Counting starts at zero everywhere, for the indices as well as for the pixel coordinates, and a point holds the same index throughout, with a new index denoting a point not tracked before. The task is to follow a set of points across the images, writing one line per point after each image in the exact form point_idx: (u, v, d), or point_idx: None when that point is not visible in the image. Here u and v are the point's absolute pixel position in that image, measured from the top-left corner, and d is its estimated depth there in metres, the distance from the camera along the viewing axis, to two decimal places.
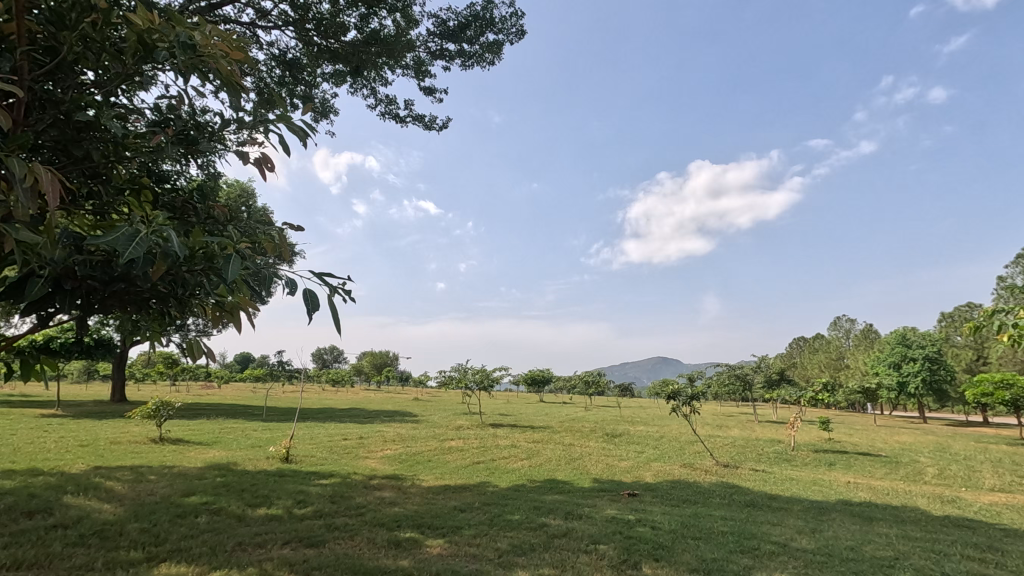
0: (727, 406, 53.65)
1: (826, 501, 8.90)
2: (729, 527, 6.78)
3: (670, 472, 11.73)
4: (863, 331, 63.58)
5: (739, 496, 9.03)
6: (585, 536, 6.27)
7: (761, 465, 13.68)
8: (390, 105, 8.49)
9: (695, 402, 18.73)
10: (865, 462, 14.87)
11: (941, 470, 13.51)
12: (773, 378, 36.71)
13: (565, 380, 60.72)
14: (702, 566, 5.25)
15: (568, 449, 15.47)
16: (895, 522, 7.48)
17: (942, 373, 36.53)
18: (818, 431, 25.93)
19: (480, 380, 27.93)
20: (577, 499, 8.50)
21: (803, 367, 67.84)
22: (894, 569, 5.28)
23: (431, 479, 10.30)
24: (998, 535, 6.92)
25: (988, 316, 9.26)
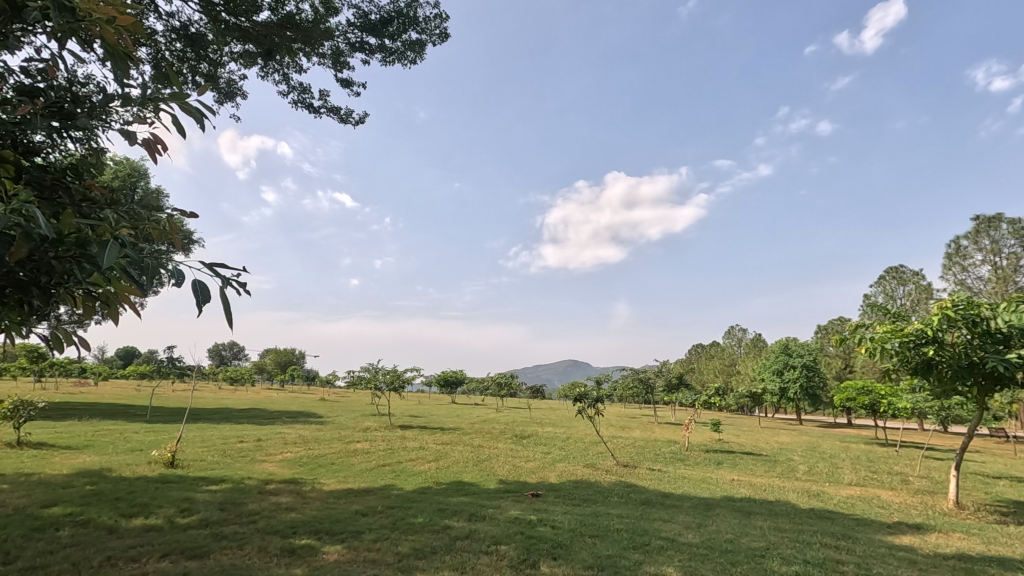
0: (631, 408, 56.15)
1: (712, 498, 9.60)
2: (624, 524, 7.12)
3: (574, 472, 12.09)
4: (753, 339, 69.21)
5: (635, 495, 9.50)
6: (487, 537, 6.33)
7: (657, 465, 14.47)
8: (304, 94, 8.13)
9: (600, 404, 19.49)
10: (748, 461, 16.17)
11: (810, 467, 15.03)
12: (673, 382, 38.89)
13: (478, 381, 60.80)
14: (597, 562, 5.48)
15: (476, 451, 15.52)
16: (769, 516, 8.23)
17: (817, 379, 40.58)
18: (709, 433, 27.88)
19: (391, 381, 27.28)
20: (482, 500, 8.58)
21: (700, 372, 72.76)
22: (764, 558, 5.81)
23: (333, 483, 9.94)
24: (851, 524, 7.83)
25: (853, 329, 10.62)
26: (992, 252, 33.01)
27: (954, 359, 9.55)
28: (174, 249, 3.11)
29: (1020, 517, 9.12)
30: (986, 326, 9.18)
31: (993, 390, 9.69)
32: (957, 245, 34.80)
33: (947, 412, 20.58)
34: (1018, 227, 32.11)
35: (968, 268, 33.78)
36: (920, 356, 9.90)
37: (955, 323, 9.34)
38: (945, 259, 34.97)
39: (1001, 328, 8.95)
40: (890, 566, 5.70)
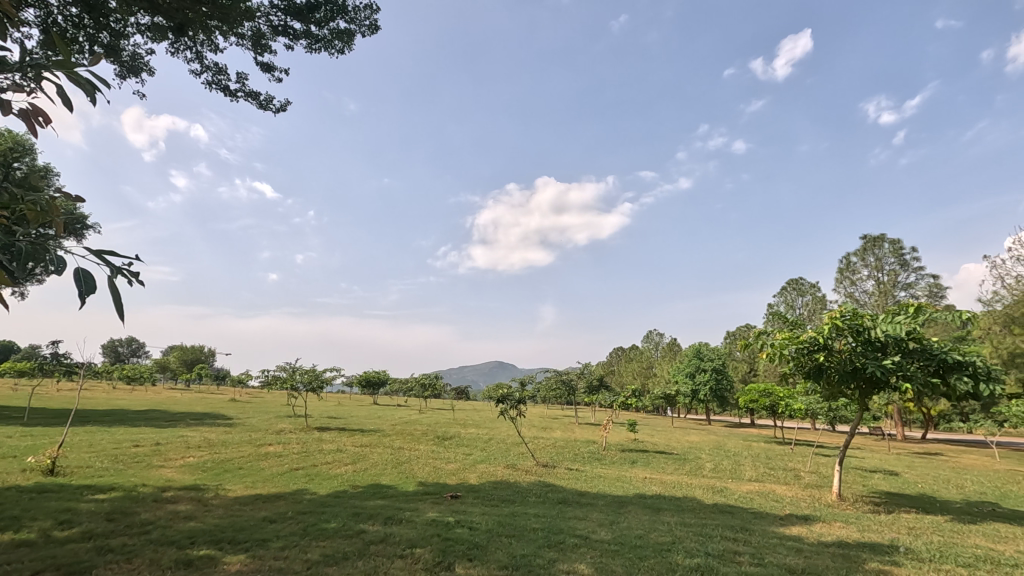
0: (553, 409, 57.18)
1: (625, 495, 9.98)
2: (541, 523, 7.24)
3: (494, 473, 12.16)
4: (669, 344, 72.78)
5: (553, 494, 9.71)
6: (403, 540, 6.23)
7: (575, 464, 14.86)
8: (219, 75, 7.65)
9: (523, 405, 19.72)
10: (660, 460, 16.97)
11: (716, 465, 16.00)
12: (593, 384, 40.05)
13: (402, 381, 59.66)
14: (511, 561, 5.54)
15: (397, 453, 15.23)
16: (676, 511, 8.67)
17: (725, 382, 43.30)
18: (626, 433, 28.98)
19: (309, 381, 26.17)
20: (399, 503, 8.42)
21: (620, 374, 75.55)
22: (669, 552, 6.11)
23: (240, 489, 9.38)
24: (749, 517, 8.43)
25: (756, 336, 11.49)
26: (875, 269, 36.69)
27: (841, 364, 10.51)
28: (56, 233, 2.83)
29: (891, 506, 10.18)
30: (867, 334, 10.20)
31: (871, 392, 10.76)
32: (848, 261, 38.35)
33: (834, 413, 22.62)
34: (898, 247, 35.91)
35: (856, 282, 37.34)
36: (813, 361, 10.82)
37: (842, 332, 10.30)
38: (837, 273, 38.45)
39: (879, 336, 9.97)
40: (780, 554, 6.17)
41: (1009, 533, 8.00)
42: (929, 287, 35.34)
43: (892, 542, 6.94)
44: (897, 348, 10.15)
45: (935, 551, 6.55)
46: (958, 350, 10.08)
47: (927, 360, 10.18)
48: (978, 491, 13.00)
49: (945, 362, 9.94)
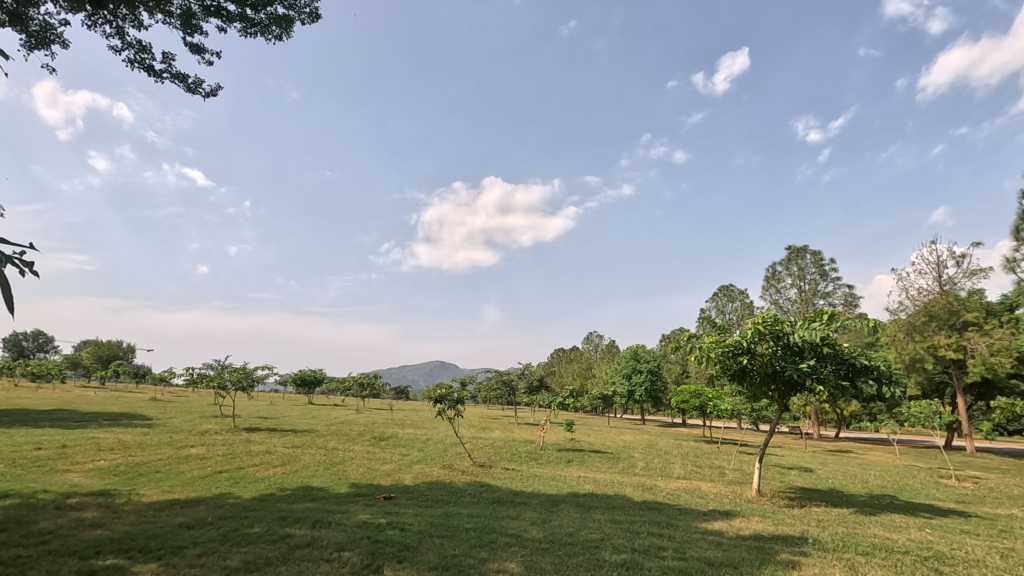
0: (493, 409, 57.22)
1: (559, 494, 10.15)
2: (473, 523, 7.25)
3: (430, 474, 12.04)
4: (608, 345, 74.56)
5: (488, 494, 9.74)
6: (330, 544, 6.07)
7: (512, 464, 14.97)
8: (143, 53, 7.18)
9: (461, 405, 19.64)
10: (595, 459, 17.37)
11: (647, 463, 16.55)
12: (534, 384, 40.36)
13: (338, 380, 57.99)
14: (441, 562, 5.51)
15: (329, 454, 14.79)
16: (606, 509, 8.91)
17: (659, 383, 44.88)
18: (563, 432, 29.43)
19: (238, 380, 24.99)
20: (330, 506, 8.18)
21: (560, 375, 76.72)
22: (597, 549, 6.28)
23: (156, 494, 8.83)
24: (674, 514, 8.78)
25: (687, 338, 12.01)
26: (798, 278, 39.14)
27: (763, 367, 11.10)
28: None
29: (804, 501, 10.86)
30: (786, 339, 10.85)
31: (789, 393, 11.45)
32: (774, 270, 40.65)
33: (757, 413, 23.91)
34: (818, 258, 38.44)
35: (781, 290, 39.66)
36: (737, 363, 11.39)
37: (764, 336, 10.90)
38: (764, 281, 40.70)
39: (797, 341, 10.66)
40: (701, 548, 6.45)
41: (903, 523, 8.74)
42: (844, 296, 38.07)
43: (802, 534, 7.44)
44: (812, 353, 10.85)
45: (838, 541, 7.08)
46: (865, 355, 10.92)
47: (838, 364, 10.96)
48: (880, 485, 14.12)
49: (854, 366, 10.76)
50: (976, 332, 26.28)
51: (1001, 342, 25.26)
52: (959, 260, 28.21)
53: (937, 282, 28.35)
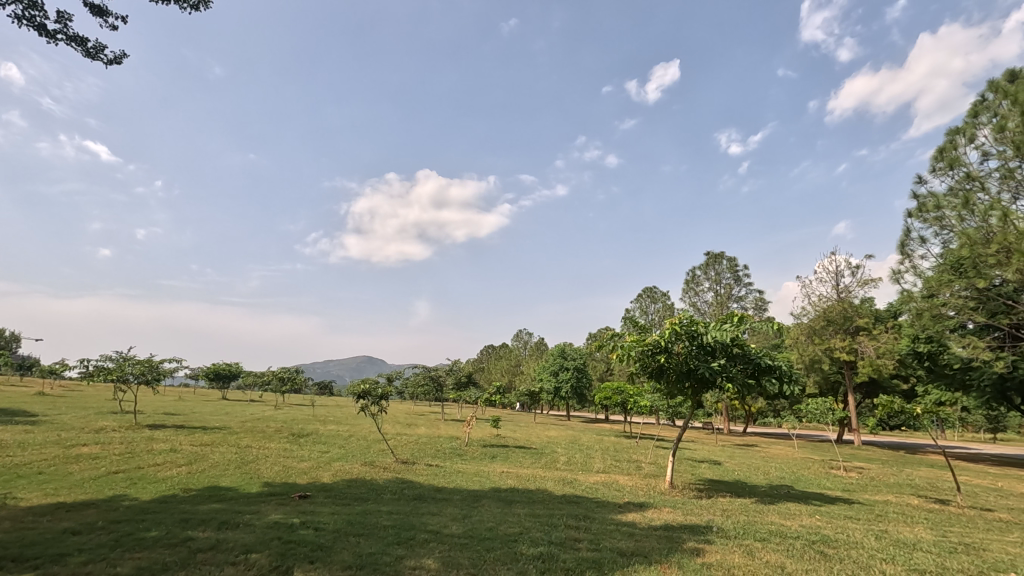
0: (420, 406, 56.43)
1: (481, 490, 10.18)
2: (393, 521, 7.14)
3: (349, 471, 11.76)
4: (536, 343, 75.56)
5: (409, 491, 9.62)
6: (236, 546, 5.77)
7: (436, 460, 14.90)
8: (32, 9, 6.47)
9: (386, 400, 19.22)
10: (519, 454, 17.60)
11: (569, 458, 17.00)
12: (462, 380, 40.28)
13: (257, 374, 55.11)
14: (355, 561, 5.38)
15: (243, 452, 14.07)
16: (527, 503, 9.06)
17: (584, 380, 46.10)
18: (489, 428, 29.60)
19: (142, 373, 23.19)
20: (239, 507, 7.76)
21: (488, 372, 77.02)
22: (515, 542, 6.38)
23: (39, 497, 8.03)
24: (592, 506, 9.08)
25: (609, 337, 12.37)
26: (715, 282, 41.45)
27: (678, 365, 11.70)
28: None
29: (711, 492, 11.58)
30: (699, 339, 11.48)
31: (701, 391, 12.11)
32: (694, 274, 42.82)
33: (673, 409, 25.14)
34: (733, 264, 40.89)
35: (699, 293, 41.85)
36: (655, 362, 11.94)
37: (680, 336, 11.47)
38: (684, 284, 42.79)
39: (709, 341, 11.31)
40: (615, 539, 6.71)
41: (796, 510, 9.50)
42: (755, 301, 40.76)
43: (707, 523, 7.90)
44: (723, 353, 11.54)
45: (739, 529, 7.59)
46: (769, 355, 11.77)
47: (746, 363, 11.72)
48: (779, 476, 15.28)
49: (759, 366, 11.56)
50: (866, 336, 28.98)
51: (885, 346, 28.03)
52: (854, 271, 30.99)
53: (835, 290, 30.91)
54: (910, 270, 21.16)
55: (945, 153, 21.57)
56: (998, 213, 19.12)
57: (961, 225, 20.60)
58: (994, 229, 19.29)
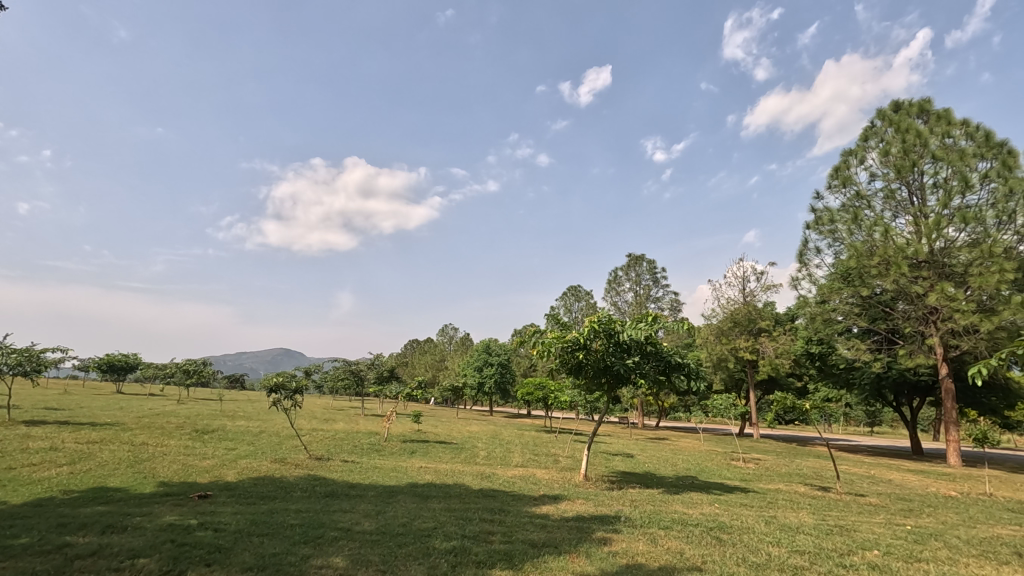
0: (339, 400, 54.63)
1: (398, 485, 10.03)
2: (301, 519, 6.88)
3: (258, 468, 11.20)
4: (462, 338, 75.29)
5: (321, 488, 9.31)
6: (122, 551, 5.33)
7: (352, 456, 14.50)
8: None
9: (300, 394, 18.44)
10: (438, 449, 17.49)
11: (488, 453, 17.10)
12: (384, 374, 39.29)
13: (157, 366, 51.02)
14: (257, 562, 5.14)
15: (136, 449, 12.97)
16: (443, 498, 9.03)
17: (507, 375, 46.54)
18: (410, 423, 29.15)
19: (18, 363, 20.77)
20: (128, 508, 7.17)
21: (412, 366, 75.90)
22: (429, 537, 6.35)
23: None
24: (508, 500, 9.19)
25: (530, 334, 12.55)
26: (635, 283, 43.16)
27: (596, 362, 12.10)
28: None
29: (622, 483, 12.11)
30: (616, 337, 11.91)
31: (617, 386, 12.58)
32: (616, 274, 44.38)
33: (592, 404, 25.96)
34: (653, 266, 42.75)
35: (620, 292, 43.47)
36: (574, 358, 12.27)
37: (598, 334, 11.88)
38: (606, 284, 44.22)
39: (625, 338, 11.75)
40: (527, 531, 6.84)
41: (698, 499, 10.14)
42: (671, 302, 42.88)
43: (616, 513, 8.24)
44: (638, 351, 12.03)
45: (645, 518, 7.98)
46: (679, 354, 12.40)
47: (658, 361, 12.29)
48: (685, 468, 16.22)
49: (670, 363, 12.19)
50: (767, 337, 31.31)
51: (783, 346, 30.43)
52: (758, 277, 33.34)
53: (741, 294, 33.10)
54: (806, 277, 23.14)
55: (839, 172, 23.68)
56: (881, 228, 21.32)
57: (851, 238, 22.74)
58: (877, 242, 21.48)
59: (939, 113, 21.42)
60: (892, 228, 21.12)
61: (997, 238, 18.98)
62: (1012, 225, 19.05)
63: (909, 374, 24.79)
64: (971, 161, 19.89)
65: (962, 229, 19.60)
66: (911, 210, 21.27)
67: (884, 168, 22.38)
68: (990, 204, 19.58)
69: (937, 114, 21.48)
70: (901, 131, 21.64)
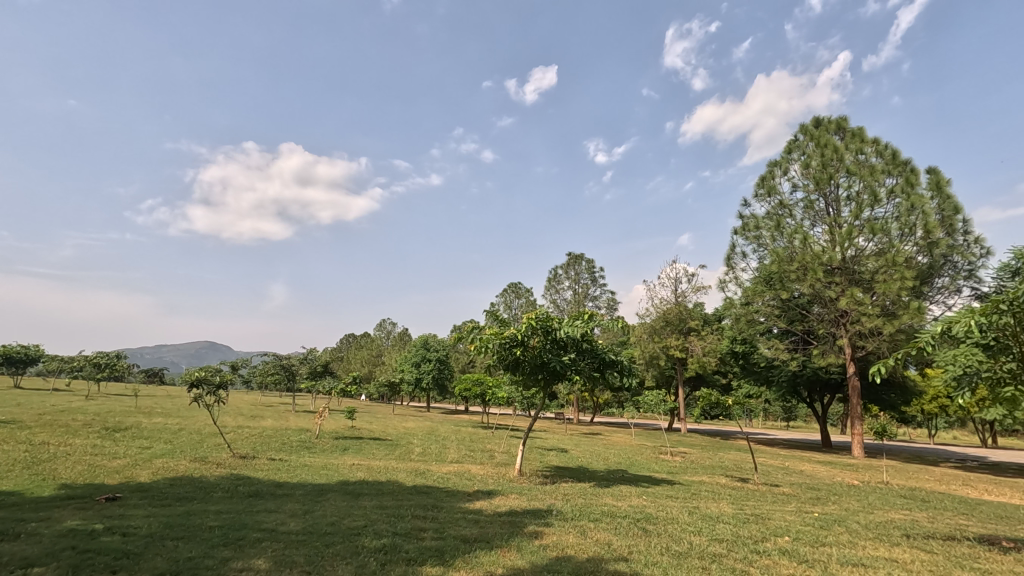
0: (268, 397, 52.39)
1: (327, 483, 9.72)
2: (221, 520, 6.55)
3: (175, 468, 10.55)
4: (400, 334, 74.03)
5: (244, 487, 8.89)
6: (13, 561, 4.87)
7: (280, 454, 13.96)
8: None
9: (225, 390, 17.51)
10: (372, 446, 17.13)
11: (424, 449, 16.93)
12: (317, 370, 38.00)
13: (63, 359, 46.91)
14: (171, 567, 4.85)
15: (33, 449, 11.86)
16: (375, 496, 8.87)
17: (446, 371, 46.25)
18: (344, 420, 28.39)
19: None
20: (21, 513, 6.56)
21: (347, 361, 73.91)
22: (359, 535, 6.20)
23: None
24: (442, 496, 9.14)
25: (469, 329, 12.51)
26: (574, 281, 43.97)
27: (533, 358, 12.26)
28: None
29: (555, 478, 12.33)
30: (553, 334, 12.10)
31: (553, 383, 12.78)
32: (555, 273, 45.04)
33: (528, 400, 26.25)
34: (591, 266, 43.71)
35: (559, 290, 44.17)
36: (512, 355, 12.36)
37: (536, 330, 12.03)
38: (546, 281, 44.79)
39: (562, 336, 11.92)
40: (460, 527, 6.82)
41: (627, 492, 10.49)
42: (607, 301, 43.98)
43: (548, 507, 8.38)
44: (574, 348, 12.26)
45: (576, 511, 8.17)
46: (613, 351, 12.75)
47: (593, 358, 12.57)
48: (616, 462, 16.72)
49: (604, 360, 12.50)
50: (696, 336, 32.76)
51: (710, 345, 31.96)
52: (690, 278, 34.79)
53: (673, 294, 34.42)
54: (733, 280, 24.43)
55: (765, 181, 25.12)
56: (800, 236, 22.78)
57: (773, 244, 24.15)
58: (797, 249, 22.96)
59: (853, 131, 23.14)
60: (810, 236, 22.65)
61: (900, 248, 20.72)
62: (913, 237, 20.84)
63: (821, 373, 26.67)
64: (880, 177, 21.60)
65: (871, 239, 21.28)
66: (827, 220, 22.86)
67: (805, 180, 23.88)
68: (895, 216, 21.32)
69: (852, 131, 23.19)
70: (821, 145, 23.21)
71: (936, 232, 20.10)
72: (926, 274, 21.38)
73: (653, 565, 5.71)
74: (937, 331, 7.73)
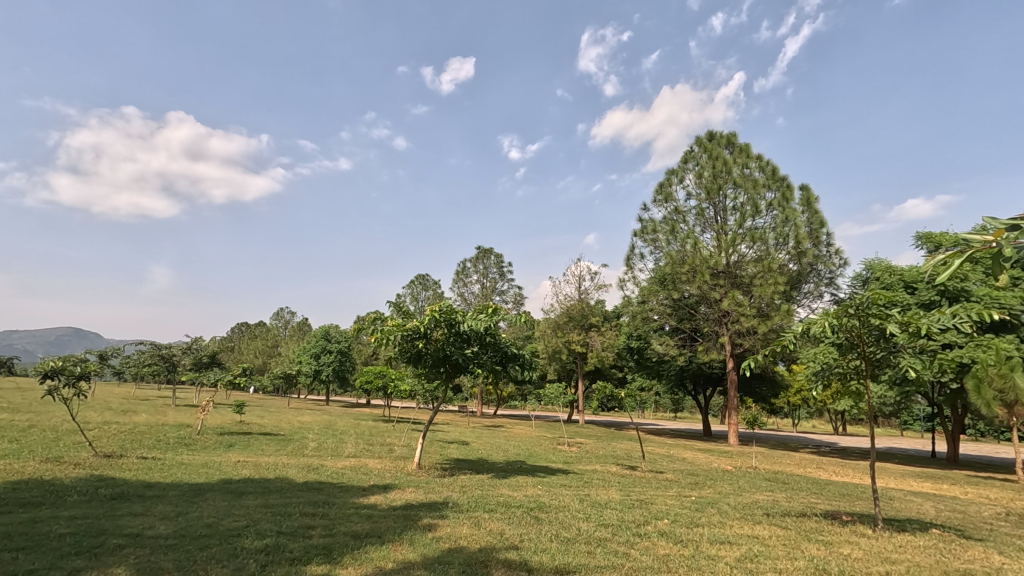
0: (144, 390, 47.65)
1: (206, 482, 9.02)
2: (74, 527, 5.86)
3: (19, 470, 9.25)
4: (299, 324, 70.36)
5: (106, 490, 8.01)
6: None
7: (153, 452, 12.74)
8: None
9: (88, 382, 15.63)
10: (261, 442, 16.13)
11: (319, 444, 16.23)
12: (202, 361, 35.11)
13: None
14: None
15: None
16: (260, 494, 8.37)
17: (347, 363, 44.62)
18: (231, 415, 26.50)
19: None
20: None
21: (238, 352, 68.98)
22: (238, 536, 5.82)
23: None
24: (335, 491, 8.84)
25: (372, 320, 12.13)
26: (482, 276, 44.15)
27: (435, 351, 12.19)
28: None
29: (454, 470, 12.34)
30: (457, 327, 12.04)
31: (455, 375, 12.77)
32: (464, 266, 44.97)
33: (431, 393, 26.01)
34: (500, 260, 44.14)
35: (467, 284, 44.16)
36: (414, 347, 12.20)
37: (439, 323, 11.94)
38: (454, 275, 44.62)
39: (466, 328, 11.93)
40: (351, 523, 6.63)
41: (523, 482, 10.75)
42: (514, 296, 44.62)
43: (444, 499, 8.39)
44: (477, 341, 12.33)
45: (472, 502, 8.25)
46: (516, 345, 12.96)
47: (495, 351, 12.68)
48: (514, 453, 17.06)
49: (506, 354, 12.66)
50: (596, 332, 34.17)
51: (608, 341, 33.54)
52: (592, 276, 36.20)
53: (577, 291, 35.66)
54: (631, 279, 25.81)
55: (664, 188, 26.69)
56: (691, 240, 24.50)
57: (668, 247, 25.76)
58: (688, 252, 24.68)
59: (741, 147, 25.23)
60: (700, 241, 24.43)
61: (775, 256, 22.96)
62: (786, 247, 23.18)
63: (705, 367, 28.92)
64: (761, 190, 23.77)
65: (751, 246, 23.36)
66: (715, 227, 24.79)
67: (697, 188, 25.65)
68: (772, 226, 23.56)
69: (740, 146, 25.28)
70: (712, 157, 25.09)
71: (805, 243, 22.53)
72: (795, 280, 23.85)
73: (542, 552, 5.91)
74: (799, 331, 8.62)
